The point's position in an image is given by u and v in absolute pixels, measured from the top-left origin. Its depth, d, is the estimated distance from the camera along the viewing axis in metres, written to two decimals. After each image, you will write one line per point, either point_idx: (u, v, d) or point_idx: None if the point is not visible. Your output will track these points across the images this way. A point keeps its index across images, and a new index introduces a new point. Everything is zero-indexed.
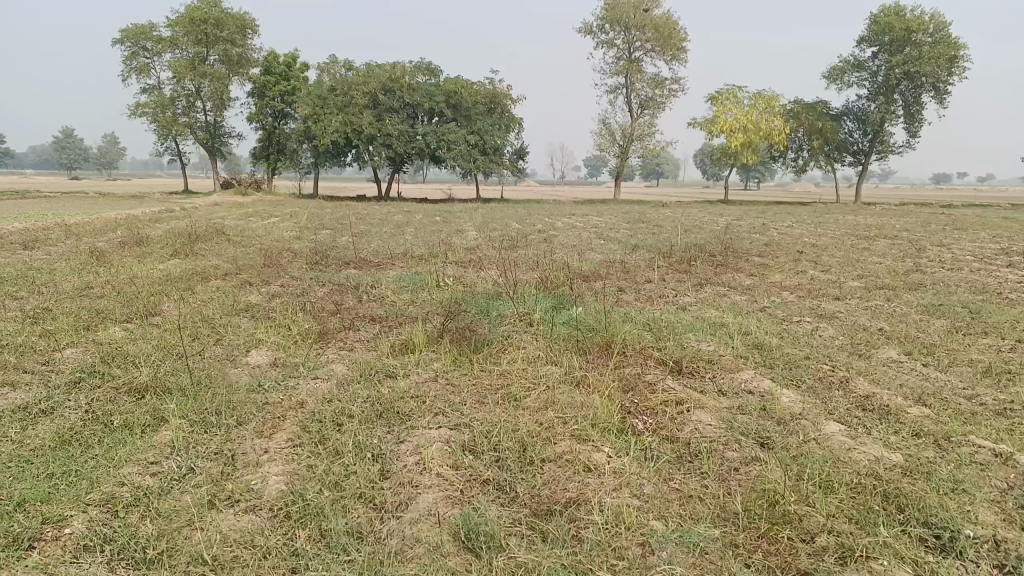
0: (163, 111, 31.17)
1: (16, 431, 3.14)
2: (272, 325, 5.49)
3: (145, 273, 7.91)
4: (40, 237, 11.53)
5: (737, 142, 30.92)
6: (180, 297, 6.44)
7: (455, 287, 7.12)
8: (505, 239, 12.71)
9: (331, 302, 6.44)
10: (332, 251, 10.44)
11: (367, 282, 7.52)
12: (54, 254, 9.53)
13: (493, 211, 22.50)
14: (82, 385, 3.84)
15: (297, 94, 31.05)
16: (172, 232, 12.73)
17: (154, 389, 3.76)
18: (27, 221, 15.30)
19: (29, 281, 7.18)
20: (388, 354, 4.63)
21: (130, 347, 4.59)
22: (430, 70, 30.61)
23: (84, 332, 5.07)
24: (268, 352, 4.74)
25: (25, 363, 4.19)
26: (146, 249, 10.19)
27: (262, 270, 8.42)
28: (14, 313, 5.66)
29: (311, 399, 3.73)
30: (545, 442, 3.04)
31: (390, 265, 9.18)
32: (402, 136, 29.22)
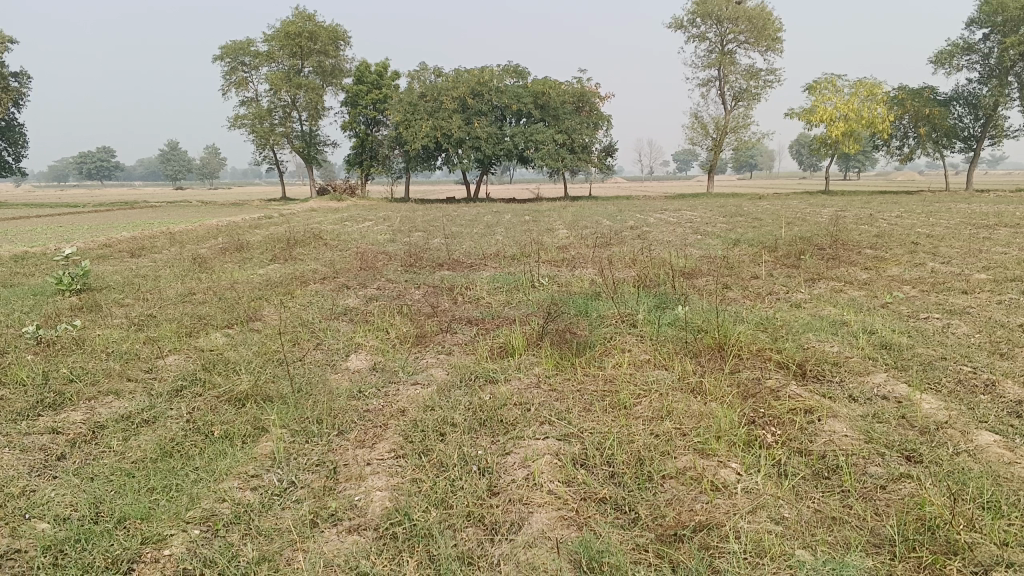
0: (261, 122, 32.31)
1: (120, 443, 3.12)
2: (369, 329, 5.41)
3: (246, 279, 8.03)
4: (148, 245, 11.95)
5: (837, 132, 29.62)
6: (279, 302, 6.47)
7: (552, 287, 6.92)
8: (599, 237, 12.43)
9: (426, 305, 6.34)
10: (426, 253, 10.42)
11: (461, 284, 7.40)
12: (161, 261, 9.83)
13: (585, 209, 22.22)
14: (184, 394, 3.83)
15: (388, 101, 31.49)
16: (271, 237, 12.98)
17: (255, 397, 3.70)
18: (136, 229, 15.96)
19: (137, 289, 7.37)
20: (488, 357, 4.47)
21: (232, 353, 4.58)
22: (518, 71, 30.51)
23: (187, 338, 5.11)
24: (365, 357, 4.65)
25: (131, 372, 4.23)
26: (247, 255, 10.40)
27: (358, 273, 8.43)
28: (122, 320, 5.78)
29: (412, 406, 3.60)
30: (663, 456, 2.80)
31: (484, 265, 9.06)
32: (491, 138, 29.24)
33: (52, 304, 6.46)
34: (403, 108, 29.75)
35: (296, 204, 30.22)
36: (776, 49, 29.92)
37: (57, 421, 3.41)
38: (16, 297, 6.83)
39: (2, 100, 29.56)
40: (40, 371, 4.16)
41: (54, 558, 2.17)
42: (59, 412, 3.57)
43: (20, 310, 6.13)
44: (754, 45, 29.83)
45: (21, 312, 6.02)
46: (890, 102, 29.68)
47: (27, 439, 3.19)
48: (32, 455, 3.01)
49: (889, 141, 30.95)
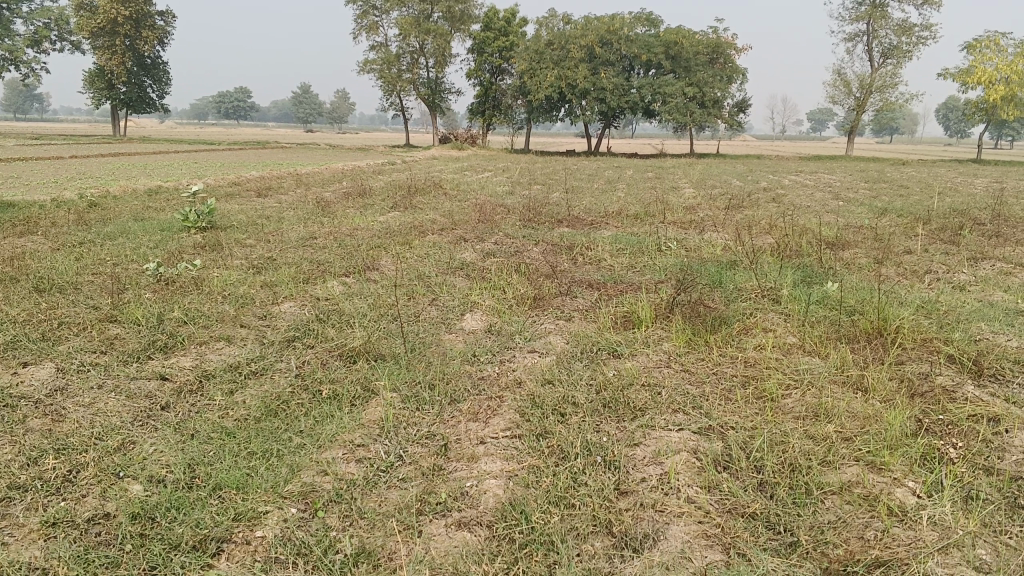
0: (389, 67, 32.55)
1: (224, 398, 2.97)
2: (485, 287, 5.14)
3: (366, 225, 7.94)
4: (275, 185, 12.13)
5: (997, 95, 27.17)
6: (397, 252, 6.31)
7: (681, 251, 6.45)
8: (729, 199, 11.74)
9: (546, 263, 6.02)
10: (546, 206, 10.10)
11: (584, 242, 7.02)
12: (285, 203, 9.92)
13: (711, 167, 21.28)
14: (294, 345, 3.67)
15: (514, 49, 31.02)
16: (393, 184, 12.97)
17: (365, 355, 3.48)
18: (265, 169, 16.35)
19: (260, 229, 7.40)
20: (612, 326, 4.10)
21: (345, 305, 4.41)
22: (650, 21, 29.35)
23: (302, 285, 5.00)
24: (481, 318, 4.38)
25: (244, 318, 4.13)
26: (369, 201, 10.36)
27: (476, 226, 8.19)
28: (241, 261, 5.75)
29: (530, 376, 3.29)
30: (821, 467, 2.39)
31: (607, 223, 8.64)
32: (618, 89, 28.31)
33: (178, 240, 6.53)
34: (530, 56, 29.41)
35: (418, 151, 30.44)
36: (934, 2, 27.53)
37: (166, 366, 3.32)
38: (146, 232, 6.96)
39: (149, 39, 30.89)
40: (156, 310, 4.12)
41: (143, 527, 2.01)
42: (170, 357, 3.49)
43: (148, 245, 6.21)
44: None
45: (148, 248, 6.10)
46: None
47: (133, 385, 3.10)
48: (137, 403, 2.91)
49: None
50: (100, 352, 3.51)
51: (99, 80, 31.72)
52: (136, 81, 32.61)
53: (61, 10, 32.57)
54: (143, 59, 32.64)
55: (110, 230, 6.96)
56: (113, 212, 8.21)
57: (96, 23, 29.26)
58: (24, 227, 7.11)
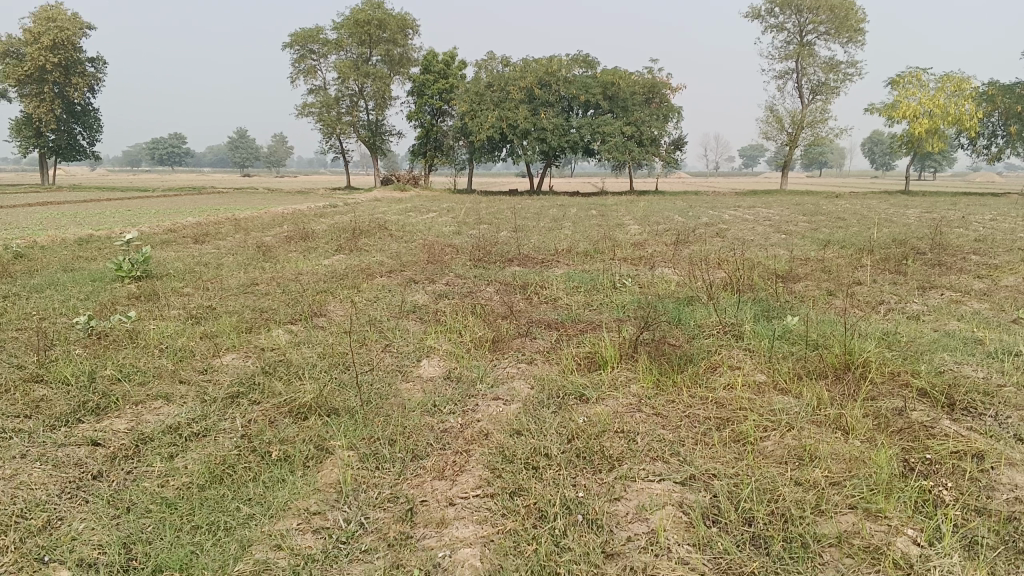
0: (328, 110, 32.33)
1: (164, 464, 2.70)
2: (440, 331, 4.94)
3: (310, 270, 7.68)
4: (214, 231, 11.76)
5: (921, 129, 28.24)
6: (345, 297, 6.07)
7: (635, 288, 6.36)
8: (675, 234, 11.79)
9: (501, 304, 5.86)
10: (495, 246, 9.96)
11: (536, 281, 6.89)
12: (224, 249, 9.57)
13: (653, 203, 21.52)
14: (240, 401, 3.41)
15: (454, 91, 31.13)
16: (336, 227, 12.70)
17: (318, 410, 3.25)
18: (201, 215, 15.89)
19: (198, 277, 7.07)
20: (577, 369, 3.95)
21: (294, 355, 4.17)
22: (588, 62, 29.82)
23: (246, 335, 4.73)
24: (438, 364, 4.18)
25: (185, 373, 3.86)
26: (312, 245, 10.08)
27: (425, 267, 8.00)
28: (179, 311, 5.44)
29: (495, 427, 3.10)
30: (815, 518, 2.25)
31: (557, 262, 8.54)
32: (558, 129, 28.56)
33: (111, 291, 6.18)
34: (469, 98, 29.48)
35: (360, 193, 30.15)
36: (858, 41, 28.61)
37: (98, 430, 3.04)
38: (76, 283, 6.58)
39: (80, 86, 30.12)
40: (87, 367, 3.81)
41: None
42: (102, 419, 3.20)
43: (78, 297, 5.85)
44: (834, 37, 28.63)
45: (78, 300, 5.74)
46: (979, 98, 28.07)
47: (61, 452, 2.81)
48: (65, 473, 2.63)
49: (977, 140, 29.39)
50: (23, 415, 3.20)
51: (26, 128, 30.75)
52: (66, 128, 31.70)
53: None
54: (73, 106, 31.77)
55: (36, 282, 6.57)
56: (39, 263, 7.78)
57: (22, 69, 28.41)
58: None
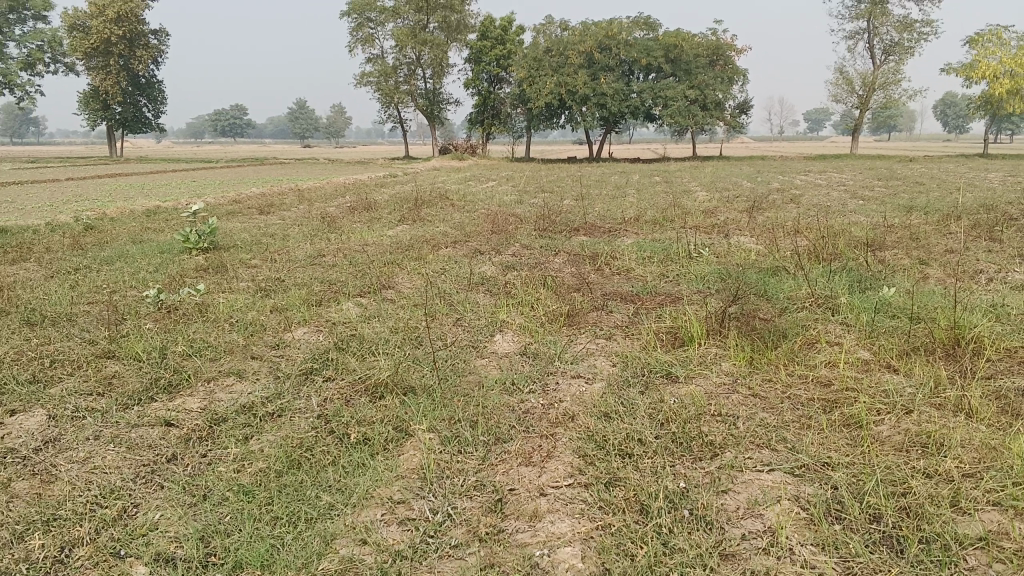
0: (386, 79, 32.25)
1: (238, 447, 2.59)
2: (512, 303, 4.76)
3: (375, 241, 7.57)
4: (278, 202, 11.79)
5: (1002, 89, 26.82)
6: (413, 269, 5.94)
7: (712, 258, 6.08)
8: (745, 201, 11.37)
9: (572, 275, 5.65)
10: (560, 214, 9.73)
11: (607, 251, 6.65)
12: (289, 219, 9.56)
13: (718, 170, 20.91)
14: (312, 379, 3.29)
15: (512, 57, 30.72)
16: (398, 197, 12.61)
17: (394, 389, 3.11)
18: (265, 186, 16.00)
19: (264, 248, 7.04)
20: (661, 345, 3.73)
21: (365, 329, 4.04)
22: (649, 24, 29.04)
23: (315, 308, 4.63)
24: (513, 338, 4.01)
25: (255, 348, 3.76)
26: (375, 214, 9.99)
27: (490, 237, 7.83)
28: (247, 284, 5.38)
29: (581, 407, 2.91)
30: (954, 518, 2.00)
31: (626, 230, 8.27)
32: (618, 94, 27.97)
33: (179, 263, 6.17)
34: (528, 63, 29.11)
35: (418, 163, 30.12)
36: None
37: (171, 409, 2.95)
38: (145, 255, 6.59)
39: (144, 59, 30.59)
40: (158, 343, 3.75)
41: None
42: (174, 397, 3.12)
43: (148, 269, 5.85)
44: None
45: (148, 273, 5.72)
46: None
47: (134, 434, 2.73)
48: (140, 456, 2.54)
49: None
50: (97, 394, 3.14)
51: (94, 101, 31.45)
52: (132, 101, 32.31)
53: (54, 31, 32.29)
54: (139, 79, 32.32)
55: (107, 254, 6.60)
56: (110, 234, 7.86)
57: (89, 43, 28.97)
58: (16, 254, 6.76)
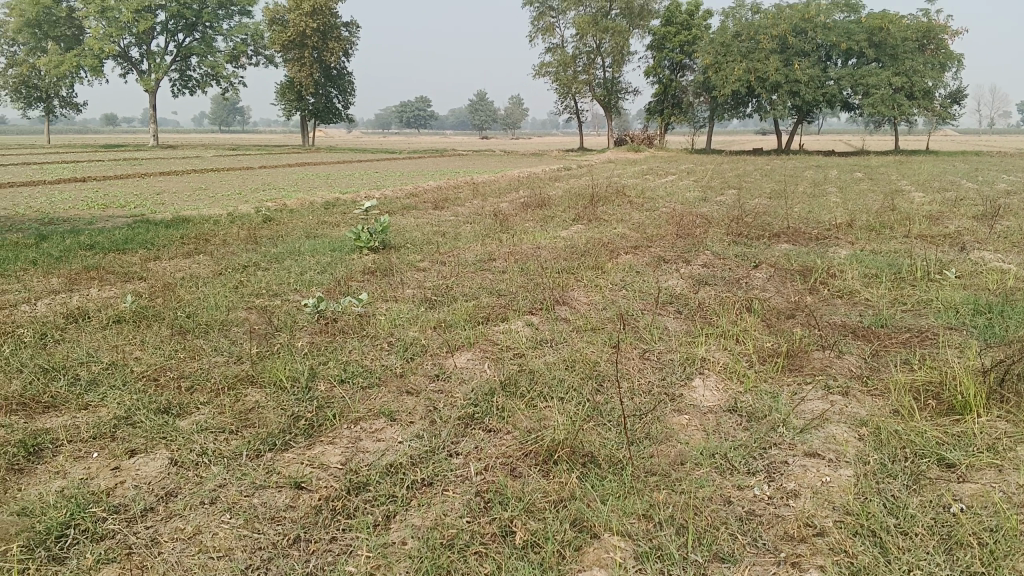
0: (564, 69, 31.91)
1: (374, 535, 2.03)
2: (711, 331, 3.97)
3: (549, 243, 6.99)
4: (452, 195, 11.54)
5: None
6: (591, 281, 5.29)
7: (956, 284, 5.02)
8: (974, 204, 9.89)
9: (780, 296, 4.77)
10: (754, 215, 8.74)
11: (819, 264, 5.70)
12: (461, 215, 9.20)
13: (930, 165, 18.85)
14: (473, 430, 2.71)
15: (697, 44, 29.29)
16: (574, 192, 12.01)
17: (572, 454, 2.44)
18: (440, 177, 15.95)
19: (433, 248, 6.65)
20: (920, 416, 2.85)
21: (537, 361, 3.41)
22: (850, 6, 26.81)
23: (482, 327, 4.06)
24: (718, 385, 3.23)
25: (411, 378, 3.23)
26: (550, 212, 9.46)
27: (675, 242, 7.05)
28: (412, 291, 4.93)
29: (829, 514, 2.13)
30: None
31: (835, 238, 7.22)
32: (813, 82, 25.92)
33: (344, 263, 5.83)
34: (714, 49, 27.81)
35: (593, 154, 29.48)
36: None
37: (304, 465, 2.44)
38: (314, 252, 6.32)
39: (335, 51, 31.73)
40: (304, 366, 3.30)
41: None
42: (312, 444, 2.62)
43: (313, 269, 5.55)
44: None
45: (313, 273, 5.41)
46: None
47: (258, 499, 2.23)
48: (260, 535, 2.03)
49: None
50: (230, 431, 2.71)
51: (289, 92, 33.19)
52: (323, 92, 33.78)
53: (256, 25, 34.28)
54: (330, 70, 33.58)
55: (276, 250, 6.41)
56: (286, 227, 7.78)
57: (286, 35, 30.53)
58: (192, 245, 6.72)
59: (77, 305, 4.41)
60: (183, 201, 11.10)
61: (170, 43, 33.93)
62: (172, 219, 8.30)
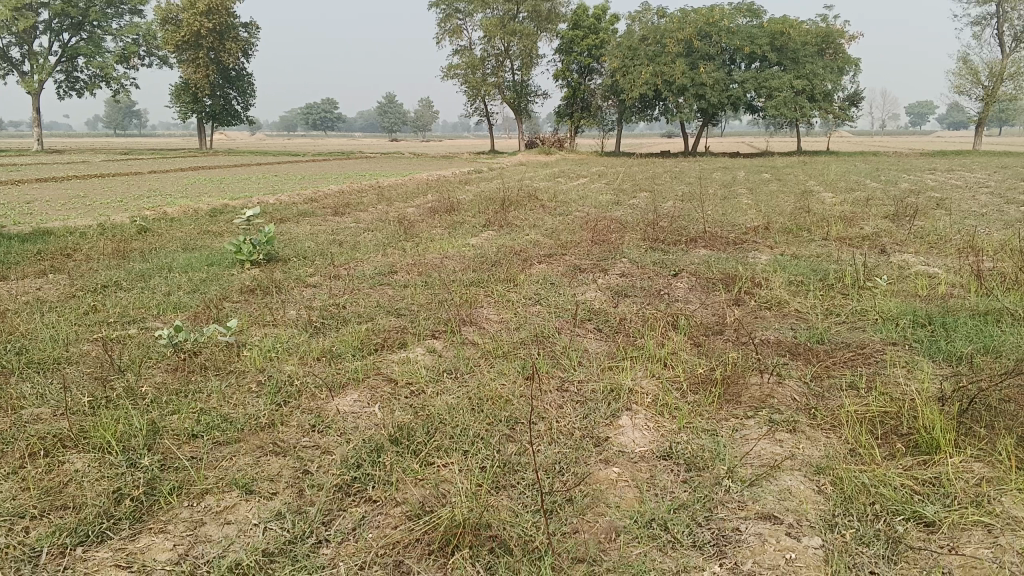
0: (473, 72, 31.48)
1: None
2: (635, 353, 3.51)
3: (457, 253, 6.45)
4: (354, 201, 10.88)
5: None
6: (501, 296, 4.78)
7: (887, 290, 4.74)
8: (883, 205, 9.88)
9: (706, 310, 4.37)
10: (671, 219, 8.42)
11: (743, 271, 5.34)
12: (364, 222, 8.58)
13: (833, 166, 19.16)
14: (351, 506, 2.14)
15: (605, 47, 29.31)
16: (485, 196, 11.52)
17: (474, 539, 1.91)
18: (343, 182, 15.18)
19: (328, 260, 6.03)
20: (885, 459, 2.43)
21: (437, 400, 2.86)
22: (752, 11, 27.24)
23: (374, 358, 3.49)
24: (648, 423, 2.76)
25: (280, 433, 2.64)
26: (458, 218, 8.92)
27: (591, 249, 6.63)
28: (298, 313, 4.31)
29: None
30: None
31: (754, 242, 6.95)
32: (718, 84, 26.22)
33: (221, 280, 5.15)
34: (622, 52, 27.77)
35: (504, 158, 29.11)
36: None
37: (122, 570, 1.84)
38: (189, 268, 5.60)
39: (233, 52, 30.26)
40: (146, 420, 2.66)
41: None
42: (138, 534, 2.01)
43: (185, 289, 4.86)
44: None
45: (183, 294, 4.72)
46: None
47: None
48: None
49: None
50: (30, 517, 2.06)
51: (185, 93, 31.47)
52: (222, 93, 32.27)
53: (149, 24, 32.48)
54: (228, 72, 32.16)
55: (144, 266, 5.65)
56: (162, 239, 7.00)
57: (180, 35, 29.01)
58: (47, 262, 5.88)
59: None
60: (53, 211, 10.06)
61: (53, 42, 31.79)
62: (31, 232, 7.37)
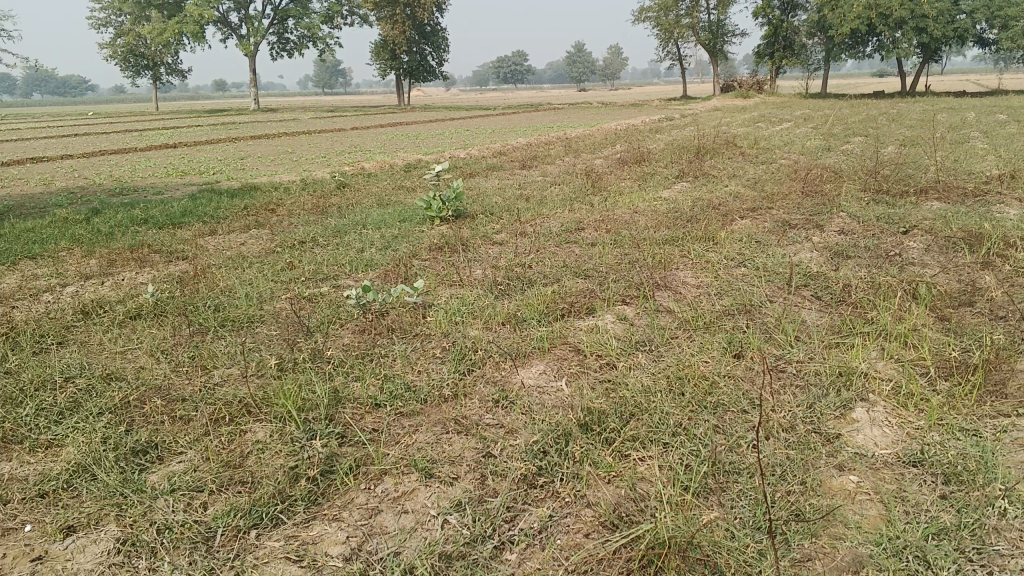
0: (667, 13, 30.28)
1: None
2: (864, 328, 3.01)
3: (650, 207, 6.06)
4: (542, 153, 10.68)
5: None
6: (700, 257, 4.36)
7: None
8: None
9: (947, 275, 3.73)
10: (891, 167, 7.52)
11: (990, 228, 4.56)
12: (551, 175, 8.36)
13: None
14: (537, 504, 1.88)
15: None
16: (678, 145, 10.94)
17: (683, 560, 1.60)
18: (532, 134, 15.01)
19: (515, 215, 5.86)
20: None
21: (635, 378, 2.55)
22: None
23: (562, 325, 3.23)
24: (888, 419, 2.31)
25: (465, 407, 2.45)
26: (649, 168, 8.47)
27: (799, 201, 6.01)
28: (484, 272, 4.14)
29: None
30: None
31: (997, 193, 6.01)
32: (943, 15, 23.46)
33: (410, 237, 5.08)
34: None
35: (697, 103, 27.84)
36: None
37: (294, 563, 1.69)
38: (380, 224, 5.62)
39: (427, 6, 30.86)
40: (329, 388, 2.55)
41: None
42: (314, 519, 1.87)
43: (376, 245, 4.84)
44: None
45: (373, 251, 4.69)
46: None
47: None
48: None
49: None
50: (209, 493, 1.98)
51: (383, 51, 32.55)
52: (416, 49, 33.09)
53: None
54: (423, 27, 32.91)
55: (340, 221, 5.73)
56: (357, 194, 7.13)
57: None
58: (252, 217, 6.13)
59: (97, 296, 3.80)
60: (263, 166, 10.65)
61: (266, 6, 33.87)
62: (241, 187, 7.76)
